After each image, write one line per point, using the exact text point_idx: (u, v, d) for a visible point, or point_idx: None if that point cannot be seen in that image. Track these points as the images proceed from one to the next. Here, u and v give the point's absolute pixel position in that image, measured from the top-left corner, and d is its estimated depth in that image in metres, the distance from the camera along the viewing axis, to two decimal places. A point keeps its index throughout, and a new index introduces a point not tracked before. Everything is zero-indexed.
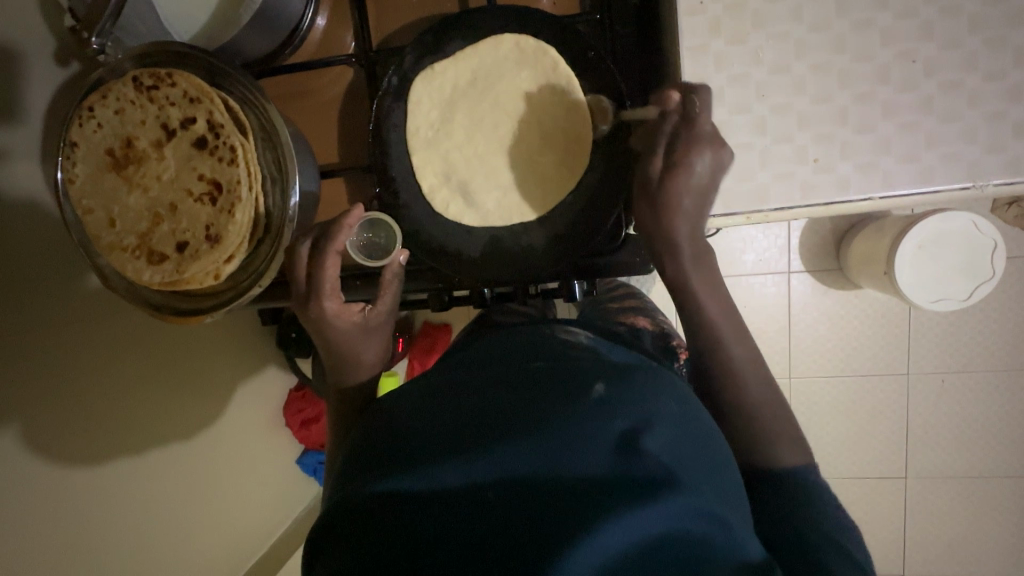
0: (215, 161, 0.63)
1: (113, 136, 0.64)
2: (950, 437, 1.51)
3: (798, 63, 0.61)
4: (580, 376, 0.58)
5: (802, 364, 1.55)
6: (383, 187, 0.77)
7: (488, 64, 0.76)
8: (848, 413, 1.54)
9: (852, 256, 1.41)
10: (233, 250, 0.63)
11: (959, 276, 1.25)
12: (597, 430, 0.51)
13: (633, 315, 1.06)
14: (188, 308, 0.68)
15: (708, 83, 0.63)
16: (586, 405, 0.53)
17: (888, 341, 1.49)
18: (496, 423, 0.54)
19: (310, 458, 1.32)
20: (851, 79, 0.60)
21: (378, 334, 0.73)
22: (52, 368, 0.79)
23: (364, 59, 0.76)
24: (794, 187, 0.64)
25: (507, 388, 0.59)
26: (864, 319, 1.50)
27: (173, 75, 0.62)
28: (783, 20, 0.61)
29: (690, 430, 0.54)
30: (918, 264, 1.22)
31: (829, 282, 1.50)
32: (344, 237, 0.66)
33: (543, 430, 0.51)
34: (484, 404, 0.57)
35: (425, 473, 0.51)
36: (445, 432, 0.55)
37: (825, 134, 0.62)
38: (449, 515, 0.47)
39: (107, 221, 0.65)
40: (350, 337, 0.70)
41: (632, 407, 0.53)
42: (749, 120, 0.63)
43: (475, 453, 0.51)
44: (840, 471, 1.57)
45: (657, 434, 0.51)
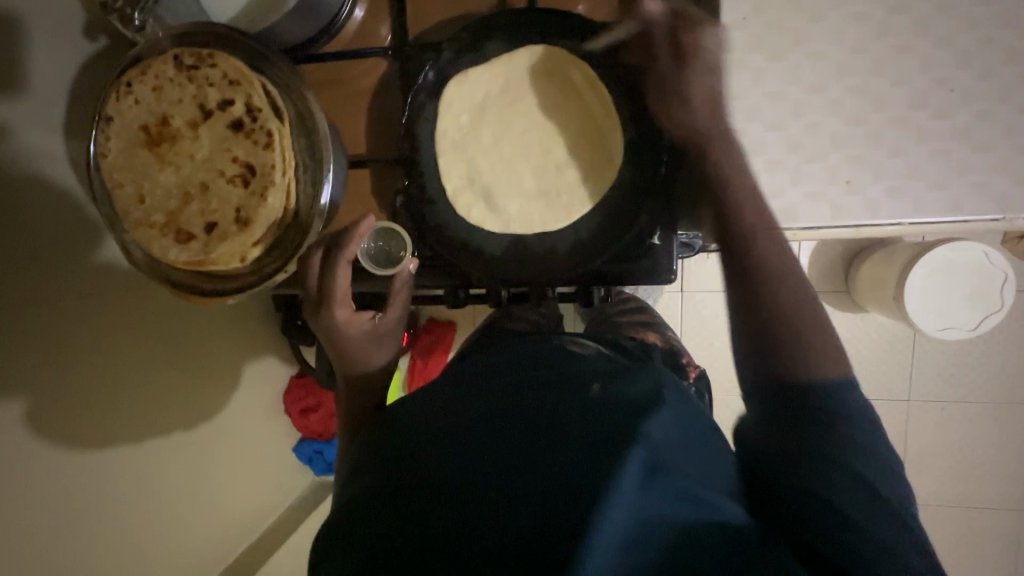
0: (250, 144, 0.62)
1: (148, 112, 0.64)
2: (947, 466, 1.51)
3: (834, 84, 0.61)
4: (581, 379, 0.59)
5: None
6: (411, 179, 0.77)
7: (524, 66, 0.76)
8: None
9: (860, 279, 1.42)
10: (260, 234, 0.63)
11: (965, 305, 1.26)
12: (596, 419, 0.51)
13: (643, 330, 1.07)
14: (210, 290, 0.68)
15: (745, 98, 0.63)
16: (586, 401, 0.54)
17: (891, 366, 1.50)
18: (498, 418, 0.55)
19: (306, 447, 1.34)
20: (885, 103, 0.60)
21: (389, 338, 0.76)
22: (56, 339, 0.78)
23: (398, 53, 0.77)
24: (823, 207, 0.64)
25: (511, 386, 0.60)
26: (868, 343, 1.51)
27: (214, 56, 0.62)
28: (824, 41, 0.61)
29: (692, 428, 0.54)
30: (927, 291, 1.23)
31: (835, 303, 1.51)
32: (355, 247, 0.69)
33: (542, 424, 0.52)
34: (488, 403, 0.58)
35: (431, 461, 0.52)
36: (451, 425, 0.56)
37: (857, 155, 0.62)
38: (454, 499, 0.48)
39: (137, 197, 0.65)
40: (361, 343, 0.73)
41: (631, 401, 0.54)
42: (782, 138, 0.63)
43: (478, 444, 0.52)
44: None
45: (658, 421, 0.51)
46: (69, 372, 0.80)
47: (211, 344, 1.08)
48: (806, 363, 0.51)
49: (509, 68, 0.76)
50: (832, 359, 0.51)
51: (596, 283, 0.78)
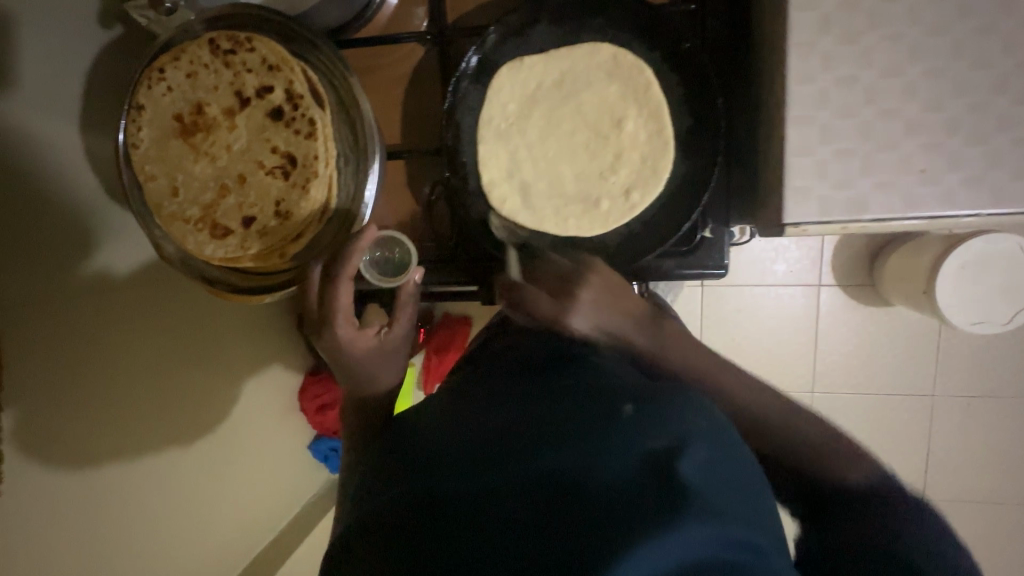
0: (291, 133, 0.59)
1: (183, 101, 0.61)
2: (972, 462, 1.49)
3: (911, 67, 0.57)
4: (614, 397, 0.52)
5: (826, 379, 1.53)
6: (453, 170, 0.73)
7: (569, 51, 0.72)
8: (870, 432, 1.53)
9: (887, 272, 1.39)
10: (302, 229, 0.60)
11: (999, 298, 1.23)
12: (625, 447, 0.45)
13: None
14: (247, 287, 0.65)
15: (813, 83, 0.59)
16: (616, 428, 0.46)
17: (916, 361, 1.48)
18: (514, 441, 0.49)
19: (322, 445, 1.26)
20: (967, 87, 0.57)
21: (399, 354, 0.71)
22: (45, 340, 0.70)
23: (438, 37, 0.74)
24: (896, 197, 0.59)
25: (531, 401, 0.55)
26: (892, 337, 1.48)
27: (253, 40, 0.58)
28: (900, 22, 0.57)
29: (737, 465, 0.47)
30: (962, 284, 1.20)
31: (860, 297, 1.48)
32: (356, 263, 0.60)
33: (565, 451, 0.46)
34: (504, 425, 0.51)
35: (437, 483, 0.47)
36: (466, 444, 0.51)
37: (933, 143, 0.58)
38: (460, 531, 0.43)
39: (170, 191, 0.62)
40: (367, 362, 0.68)
41: (665, 425, 0.47)
42: (853, 125, 0.59)
43: (490, 466, 0.47)
44: None
45: (694, 457, 0.44)
46: (64, 383, 0.73)
47: (223, 346, 1.01)
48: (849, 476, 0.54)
49: (552, 52, 0.72)
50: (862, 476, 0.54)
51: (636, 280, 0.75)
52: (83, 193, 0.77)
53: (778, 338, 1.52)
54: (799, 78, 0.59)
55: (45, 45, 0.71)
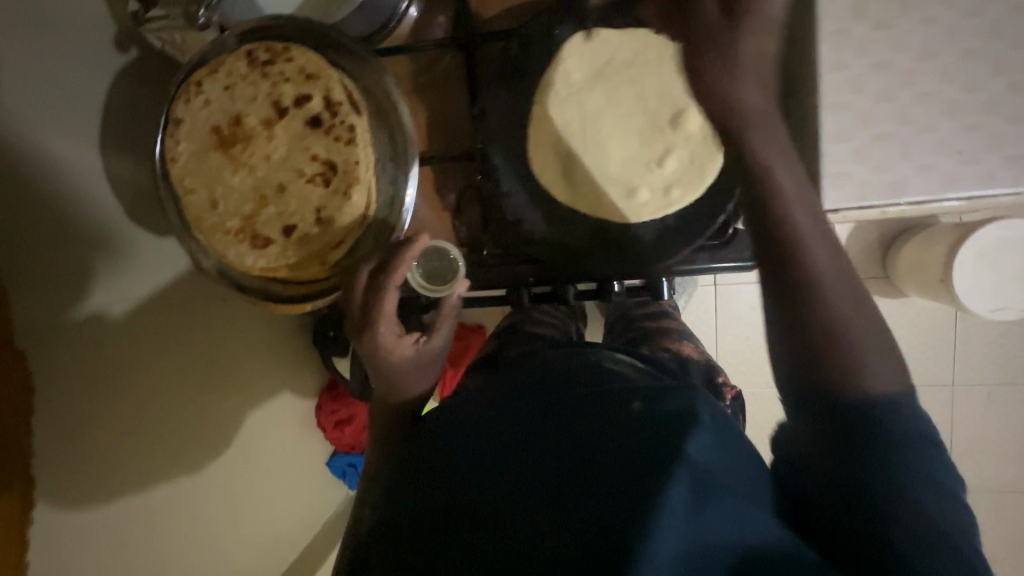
0: (330, 140, 0.59)
1: (220, 113, 0.61)
2: (992, 448, 1.51)
3: (949, 49, 0.57)
4: (623, 391, 0.55)
5: None
6: (485, 174, 0.74)
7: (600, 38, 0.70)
8: None
9: (902, 262, 1.39)
10: (343, 235, 0.61)
11: (1016, 283, 1.23)
12: (630, 433, 0.49)
13: (677, 340, 1.05)
14: (287, 296, 0.65)
15: (849, 70, 0.59)
16: (625, 419, 0.50)
17: (934, 351, 1.49)
18: (529, 436, 0.52)
19: (340, 459, 1.22)
20: (1008, 66, 0.56)
21: (435, 366, 0.65)
22: (77, 360, 0.71)
23: (463, 40, 0.72)
24: (936, 179, 0.59)
25: (544, 395, 0.57)
26: (909, 328, 1.49)
27: (290, 50, 0.59)
28: (933, 5, 0.57)
29: (742, 452, 0.50)
30: (981, 270, 1.20)
31: (875, 289, 1.49)
32: (403, 272, 0.58)
33: (577, 444, 0.49)
34: (516, 417, 0.55)
35: (459, 483, 0.50)
36: (482, 440, 0.54)
37: (973, 124, 0.58)
38: (487, 526, 0.46)
39: (209, 203, 0.62)
40: (404, 372, 0.62)
41: (674, 414, 0.50)
42: (891, 110, 0.59)
43: (511, 462, 0.50)
44: None
45: (701, 439, 0.47)
46: (95, 386, 0.73)
47: (248, 356, 1.01)
48: (868, 375, 0.47)
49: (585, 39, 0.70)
50: (886, 366, 0.48)
51: (666, 277, 0.75)
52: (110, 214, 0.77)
53: None
54: (834, 67, 0.59)
55: (75, 67, 0.71)
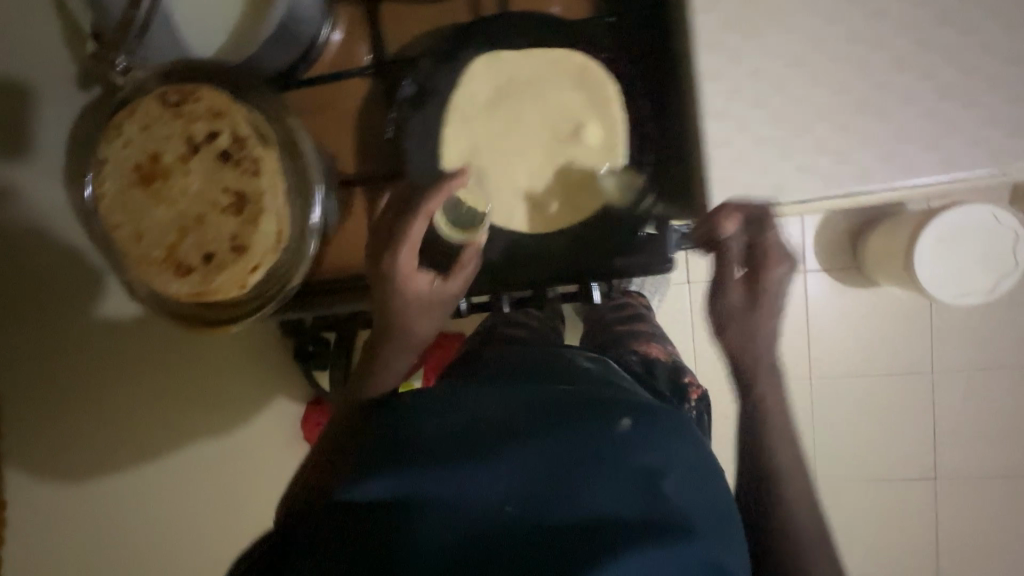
0: (239, 172, 0.63)
1: (140, 152, 0.65)
2: (968, 425, 1.57)
3: (815, 55, 0.60)
4: (609, 408, 0.59)
5: (823, 362, 1.60)
6: (402, 192, 0.79)
7: (504, 60, 0.77)
8: (872, 411, 1.60)
9: (869, 252, 1.44)
10: (256, 261, 0.64)
11: (980, 270, 1.24)
12: (619, 466, 0.52)
13: (646, 342, 1.08)
14: (212, 319, 0.68)
15: (725, 79, 0.62)
16: (615, 444, 0.54)
17: (908, 336, 1.56)
18: (517, 443, 0.54)
19: None
20: (869, 69, 0.59)
21: (444, 310, 0.71)
22: (40, 370, 0.88)
23: (378, 70, 0.78)
24: (816, 179, 0.62)
25: (531, 405, 0.59)
26: (882, 315, 1.56)
27: (198, 90, 0.63)
28: (798, 13, 0.60)
29: (705, 483, 0.56)
30: (941, 258, 1.23)
31: (847, 280, 1.56)
32: (439, 200, 0.65)
33: (567, 461, 0.52)
34: (506, 422, 0.57)
35: (443, 480, 0.51)
36: (468, 439, 0.55)
37: (843, 124, 0.61)
38: (467, 529, 0.48)
39: (135, 235, 0.66)
40: (417, 304, 0.68)
41: (655, 450, 0.55)
42: (767, 115, 0.62)
43: (496, 466, 0.52)
44: (866, 466, 1.63)
45: (673, 482, 0.53)
46: (91, 417, 0.96)
47: (228, 376, 1.10)
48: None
49: (489, 62, 0.77)
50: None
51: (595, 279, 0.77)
52: None
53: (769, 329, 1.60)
54: (710, 77, 0.62)
55: None
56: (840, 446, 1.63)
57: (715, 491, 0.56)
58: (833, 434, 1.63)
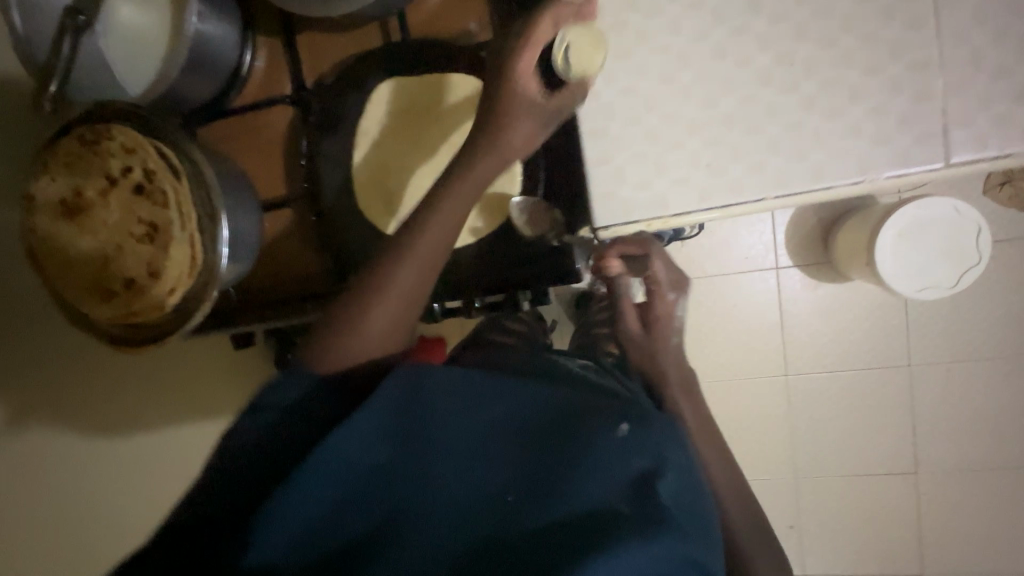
0: (152, 204, 0.68)
1: (65, 188, 0.71)
2: (957, 426, 1.48)
3: (682, 73, 0.62)
4: (603, 411, 0.51)
5: (799, 359, 1.53)
6: (318, 214, 0.84)
7: (409, 82, 0.81)
8: (851, 409, 1.52)
9: (839, 246, 1.39)
10: (170, 285, 0.69)
11: (943, 261, 1.22)
12: (607, 467, 0.46)
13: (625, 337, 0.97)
14: (137, 340, 0.73)
15: (600, 99, 0.65)
16: (601, 446, 0.47)
17: (887, 332, 1.48)
18: (498, 440, 0.49)
19: None
20: (734, 84, 0.61)
21: (542, 129, 0.58)
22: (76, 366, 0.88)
23: (297, 97, 0.82)
24: (691, 192, 0.64)
25: (515, 419, 0.51)
26: (858, 311, 1.49)
27: (111, 129, 0.69)
28: (664, 33, 0.62)
29: (695, 489, 0.50)
30: (905, 251, 1.20)
31: (820, 275, 1.49)
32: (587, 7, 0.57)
33: (543, 460, 0.47)
34: (491, 429, 0.50)
35: (412, 478, 0.48)
36: (446, 445, 0.49)
37: (713, 138, 0.63)
38: (432, 535, 0.45)
39: (63, 265, 0.72)
40: (529, 106, 0.55)
41: (651, 450, 0.48)
42: (641, 132, 0.64)
43: (472, 459, 0.48)
44: (847, 468, 1.54)
45: (667, 481, 0.47)
46: (71, 409, 0.87)
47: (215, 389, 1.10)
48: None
49: (396, 84, 0.82)
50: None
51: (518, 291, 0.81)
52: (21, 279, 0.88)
53: (741, 324, 1.53)
54: (585, 98, 0.65)
55: None
56: (817, 440, 1.55)
57: (696, 489, 0.50)
58: (811, 435, 1.55)
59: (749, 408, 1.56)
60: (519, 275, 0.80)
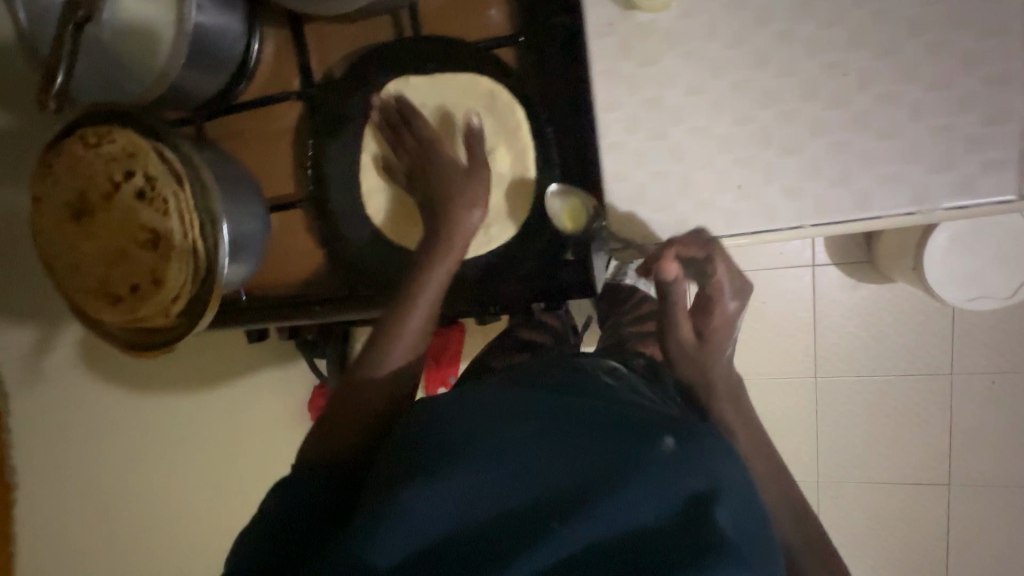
0: (153, 211, 0.67)
1: (68, 189, 0.70)
2: (1003, 447, 1.31)
3: (715, 82, 0.56)
4: (649, 425, 0.49)
5: (826, 362, 1.36)
6: (323, 219, 0.83)
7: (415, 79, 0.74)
8: (881, 416, 1.35)
9: (881, 250, 1.19)
10: (174, 293, 0.68)
11: (997, 268, 1.01)
12: (662, 487, 0.44)
13: (647, 341, 0.89)
14: (146, 344, 0.72)
15: (620, 108, 0.60)
16: (654, 465, 0.45)
17: (928, 339, 1.30)
18: (548, 466, 0.46)
19: None
20: (773, 97, 0.55)
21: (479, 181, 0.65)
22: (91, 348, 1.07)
23: (303, 95, 0.78)
24: (716, 215, 0.60)
25: (566, 442, 0.47)
26: (895, 315, 1.31)
27: (112, 132, 0.67)
28: (697, 38, 0.55)
29: (758, 512, 0.47)
30: (955, 257, 0.99)
31: (859, 276, 1.30)
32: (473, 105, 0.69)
33: (599, 483, 0.44)
34: (537, 454, 0.47)
35: (464, 512, 0.45)
36: (496, 476, 0.45)
37: (746, 157, 0.57)
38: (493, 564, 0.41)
39: (71, 267, 0.71)
40: (453, 176, 0.65)
41: (703, 467, 0.46)
42: (665, 147, 0.59)
43: (525, 486, 0.45)
44: (872, 476, 1.37)
45: (726, 503, 0.44)
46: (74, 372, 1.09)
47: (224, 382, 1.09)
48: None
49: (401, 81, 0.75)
50: None
51: (538, 301, 0.72)
52: None
53: (766, 321, 1.36)
54: (603, 107, 0.61)
55: None
56: (842, 446, 1.38)
57: (759, 513, 0.47)
58: (833, 440, 1.39)
59: (767, 410, 1.40)
60: (535, 286, 0.70)
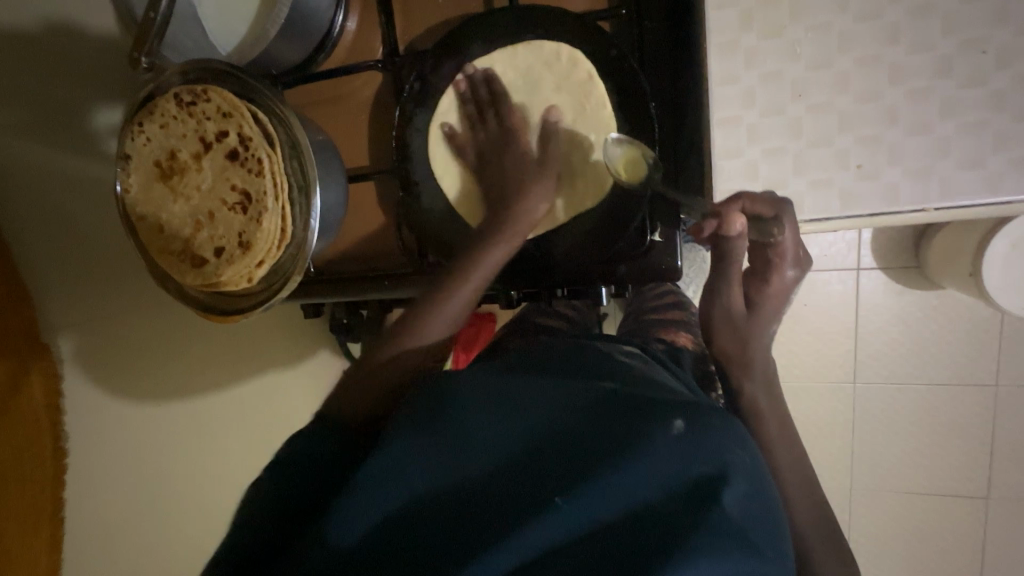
0: (246, 172, 0.66)
1: (159, 149, 0.70)
2: None
3: (841, 58, 0.57)
4: (657, 405, 0.47)
5: (868, 369, 1.26)
6: (406, 191, 0.79)
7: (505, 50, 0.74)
8: (921, 427, 1.26)
9: (932, 253, 1.09)
10: (260, 255, 0.66)
11: None
12: (662, 467, 0.42)
13: (674, 331, 0.92)
14: (230, 308, 0.71)
15: (739, 82, 0.63)
16: (659, 440, 0.43)
17: (976, 349, 1.20)
18: (545, 437, 0.46)
19: None
20: (903, 75, 0.56)
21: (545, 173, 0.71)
22: (114, 313, 0.89)
23: (387, 62, 0.76)
24: (832, 196, 0.61)
25: (568, 415, 0.47)
26: (943, 323, 1.21)
27: (207, 91, 0.66)
28: (828, 11, 0.57)
29: (768, 496, 0.45)
30: (1020, 263, 0.90)
31: (905, 281, 1.21)
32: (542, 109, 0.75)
33: (598, 455, 0.43)
34: (537, 424, 0.47)
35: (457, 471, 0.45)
36: (490, 442, 0.46)
37: (870, 136, 0.58)
38: (478, 524, 0.42)
39: (156, 228, 0.70)
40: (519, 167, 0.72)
41: (712, 449, 0.44)
42: (783, 123, 0.61)
43: (520, 453, 0.45)
44: (906, 486, 1.28)
45: (735, 488, 0.42)
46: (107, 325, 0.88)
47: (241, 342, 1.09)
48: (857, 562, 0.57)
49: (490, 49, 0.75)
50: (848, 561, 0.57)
51: (603, 284, 0.74)
52: (100, 231, 0.89)
53: (805, 323, 1.27)
54: (722, 79, 0.62)
55: (55, 88, 0.82)
56: (878, 454, 1.29)
57: (768, 493, 0.45)
58: (868, 451, 1.29)
59: (803, 413, 1.30)
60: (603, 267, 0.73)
